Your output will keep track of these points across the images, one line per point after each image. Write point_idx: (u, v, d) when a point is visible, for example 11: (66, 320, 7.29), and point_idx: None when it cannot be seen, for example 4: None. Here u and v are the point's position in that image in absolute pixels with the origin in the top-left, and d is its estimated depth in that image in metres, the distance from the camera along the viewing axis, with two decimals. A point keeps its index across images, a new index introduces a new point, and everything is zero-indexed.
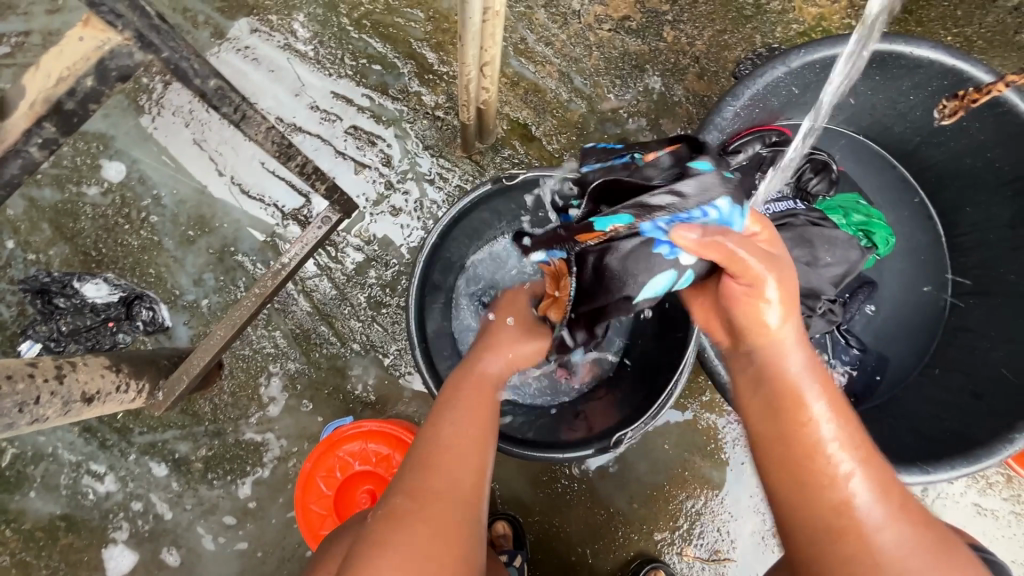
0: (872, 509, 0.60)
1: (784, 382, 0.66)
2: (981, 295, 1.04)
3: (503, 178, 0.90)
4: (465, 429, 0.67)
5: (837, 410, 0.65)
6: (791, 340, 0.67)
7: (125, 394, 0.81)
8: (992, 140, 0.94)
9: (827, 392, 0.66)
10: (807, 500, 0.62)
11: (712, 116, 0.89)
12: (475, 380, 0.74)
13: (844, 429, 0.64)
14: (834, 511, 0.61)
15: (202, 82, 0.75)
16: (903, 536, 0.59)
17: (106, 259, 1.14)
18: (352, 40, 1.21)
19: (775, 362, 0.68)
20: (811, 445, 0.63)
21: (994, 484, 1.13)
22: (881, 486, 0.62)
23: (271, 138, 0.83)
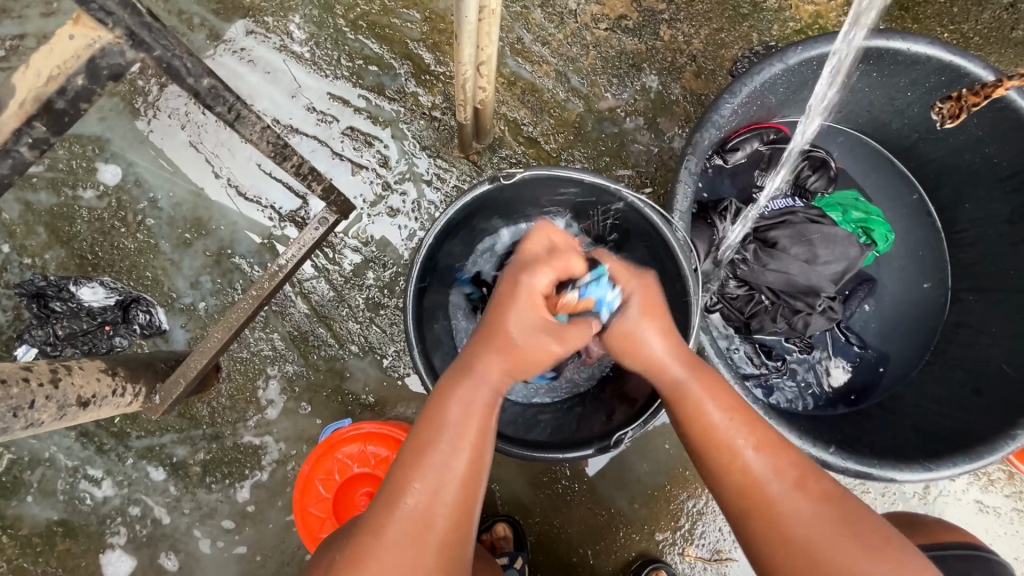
0: (779, 490, 0.62)
1: (669, 392, 0.70)
2: (980, 291, 1.03)
3: (500, 176, 0.88)
4: (450, 456, 0.63)
5: (730, 404, 0.67)
6: (668, 356, 0.70)
7: (120, 398, 0.81)
8: (989, 136, 0.94)
9: (718, 390, 0.68)
10: (724, 498, 0.65)
11: (709, 113, 0.88)
12: (459, 410, 0.65)
13: (738, 422, 0.66)
14: (742, 498, 0.63)
15: (196, 81, 0.75)
16: (812, 515, 0.60)
17: (102, 262, 1.13)
18: (348, 41, 1.21)
19: (665, 377, 0.70)
20: (715, 444, 0.65)
21: (996, 481, 1.12)
22: (786, 467, 0.64)
23: (266, 139, 0.82)
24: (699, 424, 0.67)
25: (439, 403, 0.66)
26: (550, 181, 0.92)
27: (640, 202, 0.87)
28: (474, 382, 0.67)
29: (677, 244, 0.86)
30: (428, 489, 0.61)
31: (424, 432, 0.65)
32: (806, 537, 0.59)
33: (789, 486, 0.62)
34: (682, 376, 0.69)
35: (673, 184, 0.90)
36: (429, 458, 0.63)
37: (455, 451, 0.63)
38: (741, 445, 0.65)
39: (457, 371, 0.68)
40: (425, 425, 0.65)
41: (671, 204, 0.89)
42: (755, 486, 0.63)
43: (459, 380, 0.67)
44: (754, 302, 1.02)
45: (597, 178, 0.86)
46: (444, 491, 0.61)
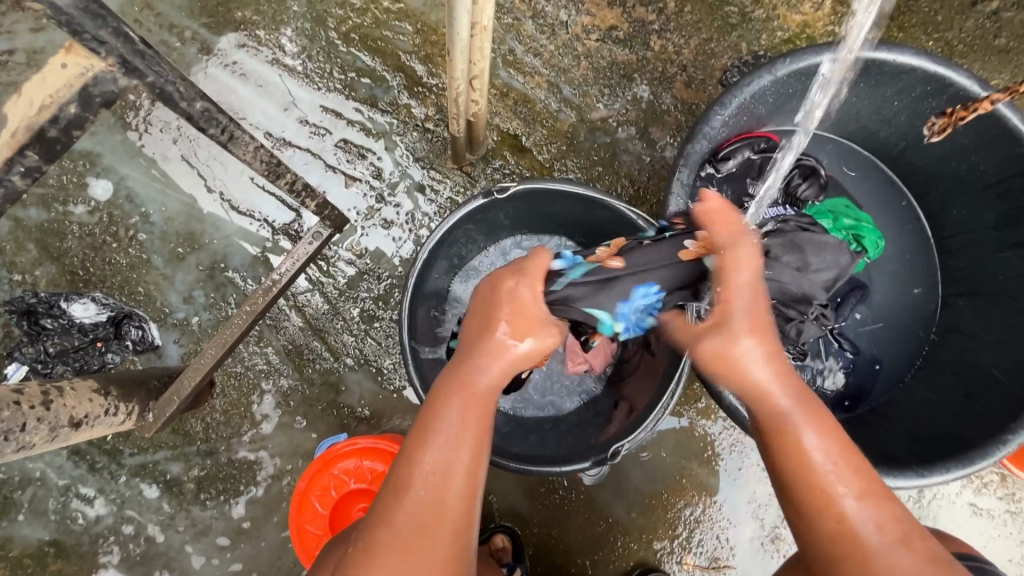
0: (877, 542, 0.57)
1: (769, 418, 0.65)
2: (969, 296, 1.05)
3: (495, 191, 0.89)
4: (453, 441, 0.63)
5: (834, 440, 0.62)
6: (770, 379, 0.65)
7: (113, 417, 0.80)
8: (974, 143, 0.96)
9: (823, 426, 0.63)
10: (814, 540, 0.60)
11: (700, 125, 0.89)
12: (460, 398, 0.65)
13: (841, 460, 0.61)
14: (835, 539, 0.59)
15: (188, 105, 0.73)
16: (914, 573, 0.55)
17: (94, 278, 1.12)
18: (341, 54, 1.21)
19: (765, 399, 0.65)
20: (818, 483, 0.60)
21: (989, 484, 1.13)
22: (891, 520, 0.59)
23: (261, 158, 0.81)
24: (798, 453, 0.62)
25: (441, 389, 0.67)
26: (543, 194, 0.93)
27: (633, 214, 0.89)
28: (475, 369, 0.67)
29: None
30: (433, 481, 0.61)
31: (428, 419, 0.64)
32: None
33: (893, 542, 0.57)
34: (784, 403, 0.64)
35: (666, 196, 0.91)
36: (431, 444, 0.63)
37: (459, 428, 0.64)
38: (845, 494, 0.59)
39: (459, 361, 0.69)
40: (432, 411, 0.65)
41: (664, 215, 0.90)
42: (855, 535, 0.58)
43: (460, 369, 0.67)
44: None
45: (591, 191, 0.88)
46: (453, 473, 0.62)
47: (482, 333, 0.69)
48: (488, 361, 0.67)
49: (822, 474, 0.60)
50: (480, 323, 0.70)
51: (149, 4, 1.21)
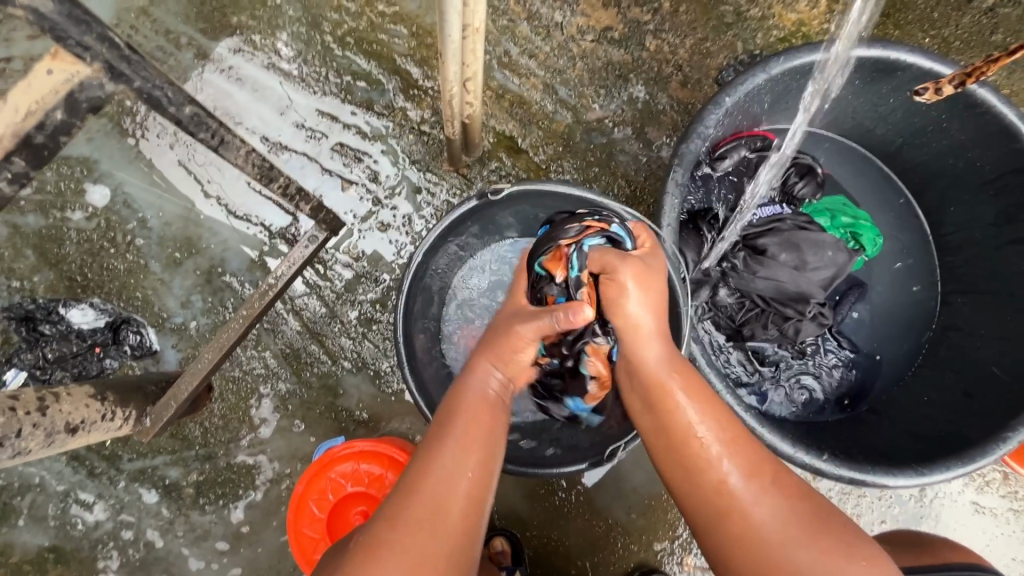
0: (743, 484, 0.64)
1: (649, 384, 0.70)
2: (967, 293, 1.04)
3: (488, 193, 0.90)
4: (462, 451, 0.65)
5: (701, 400, 0.69)
6: (652, 335, 0.72)
7: (111, 423, 0.80)
8: (971, 140, 0.95)
9: (693, 387, 0.70)
10: (693, 494, 0.66)
11: (695, 124, 0.89)
12: (467, 406, 0.70)
13: (709, 415, 0.68)
14: (709, 488, 0.65)
15: (177, 109, 0.76)
16: (777, 509, 0.62)
17: (92, 283, 1.12)
18: (337, 58, 1.21)
19: (640, 364, 0.72)
20: (682, 438, 0.68)
21: (992, 482, 1.13)
22: (750, 461, 0.66)
23: (252, 162, 0.82)
24: (672, 415, 0.69)
25: (448, 407, 0.70)
26: (538, 196, 0.93)
27: (627, 216, 0.88)
28: (478, 380, 0.73)
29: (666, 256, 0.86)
30: (445, 470, 0.63)
31: (435, 430, 0.68)
32: (767, 526, 0.61)
33: (757, 486, 0.64)
34: (659, 368, 0.71)
35: (661, 196, 0.90)
36: (440, 445, 0.66)
37: (469, 440, 0.66)
38: (713, 447, 0.66)
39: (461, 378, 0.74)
40: (443, 425, 0.68)
41: (659, 215, 0.90)
42: (725, 484, 0.64)
43: (464, 383, 0.72)
44: (745, 309, 1.02)
45: (585, 192, 0.88)
46: (463, 481, 0.63)
47: (488, 345, 0.75)
48: (486, 371, 0.73)
49: (694, 432, 0.67)
50: (489, 338, 0.76)
51: (145, 11, 1.21)
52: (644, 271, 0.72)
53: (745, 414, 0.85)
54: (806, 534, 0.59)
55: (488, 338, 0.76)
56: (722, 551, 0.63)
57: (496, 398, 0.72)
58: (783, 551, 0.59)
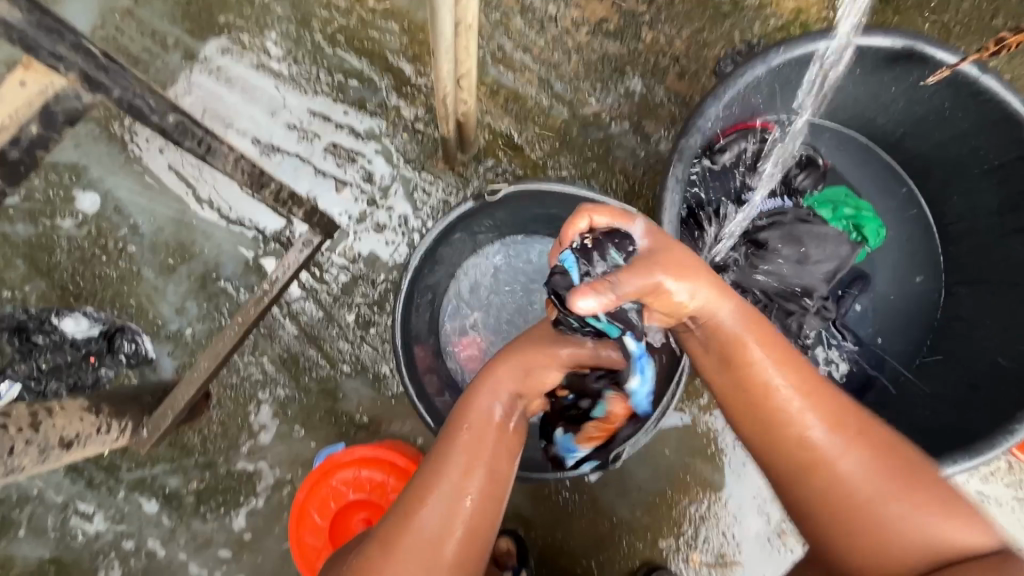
0: (833, 444, 0.60)
1: (726, 340, 0.64)
2: (971, 283, 1.03)
3: (485, 194, 0.90)
4: (460, 479, 0.62)
5: (780, 355, 0.63)
6: (712, 301, 0.63)
7: (106, 435, 0.79)
8: (975, 129, 0.94)
9: (769, 340, 0.64)
10: (782, 455, 0.62)
11: (694, 118, 0.87)
12: (473, 428, 0.65)
13: (788, 369, 0.63)
14: (795, 448, 0.61)
15: (160, 119, 0.73)
16: (867, 466, 0.59)
17: (85, 292, 1.11)
18: (327, 56, 1.19)
19: (711, 325, 0.65)
20: (761, 396, 0.62)
21: (997, 471, 1.12)
22: (835, 417, 0.61)
23: (241, 169, 0.80)
24: (752, 375, 0.63)
25: (453, 422, 0.67)
26: (535, 196, 0.92)
27: None
28: (485, 400, 0.68)
29: None
30: (443, 506, 0.60)
31: (438, 451, 0.65)
32: (856, 488, 0.59)
33: (842, 440, 0.60)
34: (733, 330, 0.64)
35: (661, 192, 0.88)
36: (443, 474, 0.62)
37: (466, 467, 0.63)
38: (801, 407, 0.61)
39: (471, 391, 0.69)
40: (440, 447, 0.65)
41: (660, 213, 0.88)
42: (819, 444, 0.60)
43: (473, 400, 0.68)
44: (748, 304, 1.00)
45: (585, 192, 0.87)
46: (459, 522, 0.60)
47: (499, 363, 0.70)
48: (497, 389, 0.68)
49: (776, 392, 0.62)
50: (513, 348, 0.73)
51: (130, 12, 1.19)
52: (678, 262, 0.63)
53: None
54: (911, 485, 0.59)
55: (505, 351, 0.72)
56: (824, 513, 0.61)
57: (505, 418, 0.68)
58: (895, 508, 0.58)
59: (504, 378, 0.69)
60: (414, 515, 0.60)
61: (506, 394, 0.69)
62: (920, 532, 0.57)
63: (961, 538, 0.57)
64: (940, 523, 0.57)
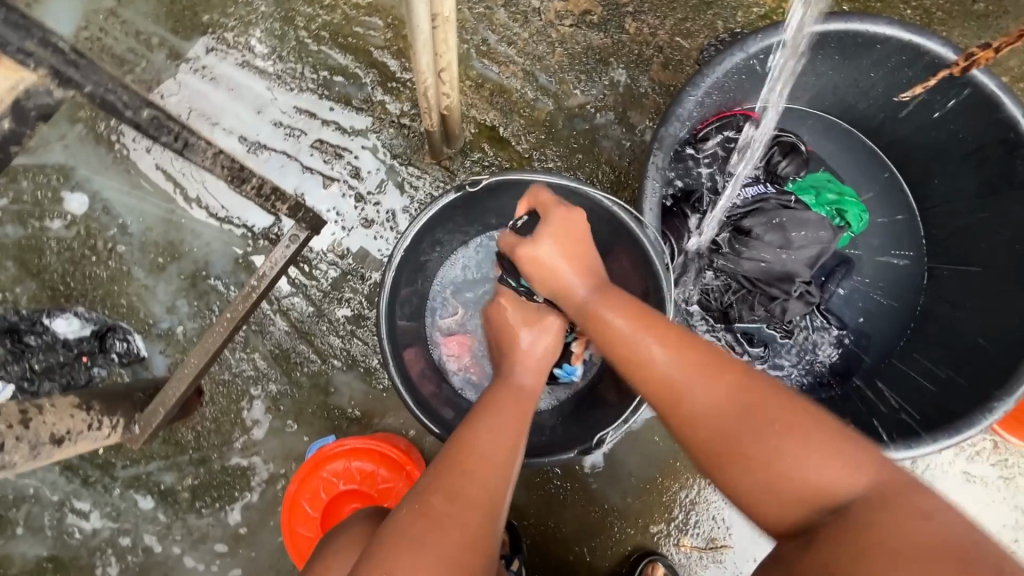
0: (689, 388, 0.64)
1: (581, 307, 0.74)
2: (953, 266, 1.04)
3: (466, 184, 0.88)
4: (502, 440, 0.68)
5: (631, 314, 0.71)
6: (566, 269, 0.76)
7: (97, 431, 0.79)
8: (953, 111, 0.95)
9: (618, 302, 0.72)
10: (653, 409, 0.68)
11: (674, 106, 0.88)
12: (510, 400, 0.74)
13: (639, 325, 0.69)
14: (659, 396, 0.66)
15: (134, 113, 0.77)
16: (726, 407, 0.62)
17: (75, 292, 1.11)
18: (312, 53, 1.19)
19: (575, 303, 0.75)
20: (620, 350, 0.69)
21: (982, 451, 1.14)
22: (689, 363, 0.65)
23: (220, 164, 0.82)
24: (607, 333, 0.70)
25: (488, 397, 0.75)
26: (518, 186, 0.93)
27: (609, 202, 0.87)
28: (517, 378, 0.78)
29: (649, 242, 0.87)
30: (495, 454, 0.66)
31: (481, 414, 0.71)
32: (718, 428, 0.62)
33: (697, 383, 0.64)
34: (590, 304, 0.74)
35: (642, 181, 0.90)
36: (487, 429, 0.69)
37: (510, 430, 0.70)
38: (657, 361, 0.66)
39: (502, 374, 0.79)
40: (482, 415, 0.71)
41: (641, 201, 0.89)
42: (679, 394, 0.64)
43: (507, 379, 0.78)
44: (731, 291, 1.03)
45: (566, 181, 0.86)
46: (504, 470, 0.66)
47: (514, 345, 0.81)
48: (524, 369, 0.79)
49: (632, 352, 0.68)
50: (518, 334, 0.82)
51: (114, 12, 1.19)
52: (562, 231, 0.77)
53: None
54: (769, 425, 0.60)
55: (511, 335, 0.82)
56: (704, 462, 0.64)
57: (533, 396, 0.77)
58: (757, 446, 0.60)
59: (530, 358, 0.80)
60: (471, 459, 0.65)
61: (534, 375, 0.79)
62: (787, 473, 0.58)
63: (828, 478, 0.57)
64: (801, 461, 0.58)
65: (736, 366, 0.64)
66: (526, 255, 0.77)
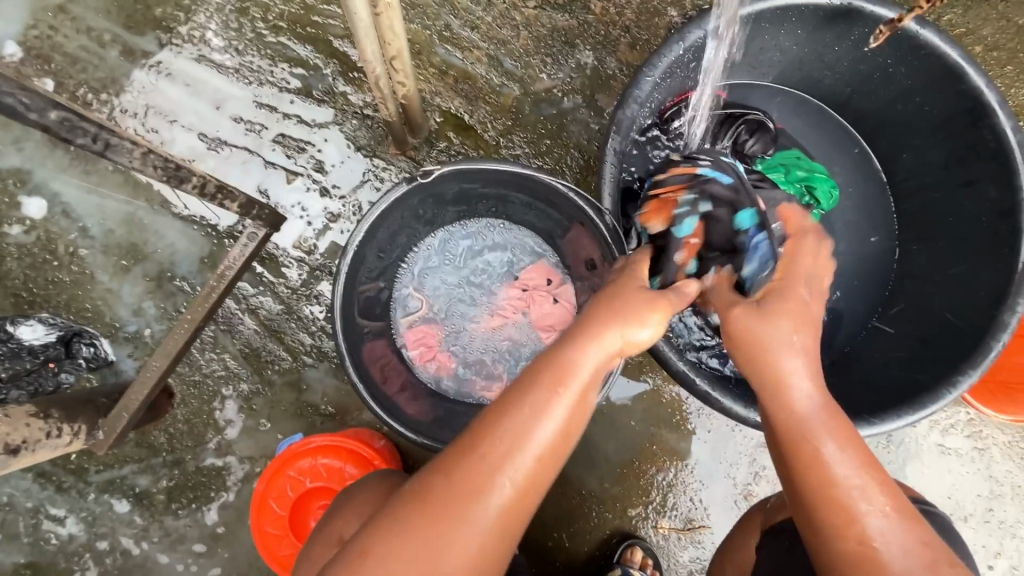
0: (897, 556, 0.58)
1: (786, 422, 0.64)
2: (923, 240, 1.04)
3: (417, 176, 0.83)
4: (533, 432, 0.57)
5: (856, 452, 0.62)
6: (801, 375, 0.64)
7: (58, 440, 0.78)
8: (919, 84, 0.94)
9: (849, 440, 0.62)
10: (832, 552, 0.61)
11: (631, 88, 0.86)
12: (574, 383, 0.59)
13: (864, 474, 0.61)
14: (855, 557, 0.59)
15: (39, 116, 0.67)
16: None
17: (39, 298, 1.10)
18: (270, 45, 1.16)
19: (793, 406, 0.64)
20: (840, 501, 0.60)
21: (956, 424, 1.14)
22: (910, 534, 0.59)
23: (151, 163, 0.76)
24: (824, 475, 0.61)
25: (532, 369, 0.61)
26: (475, 174, 0.90)
27: (564, 187, 0.85)
28: (578, 351, 0.60)
29: (606, 229, 0.85)
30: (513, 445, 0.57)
31: (516, 393, 0.59)
32: None
33: (920, 561, 0.58)
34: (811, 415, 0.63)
35: (600, 164, 0.87)
36: (518, 418, 0.58)
37: (554, 424, 0.58)
38: (866, 505, 0.60)
39: (569, 337, 0.62)
40: (511, 394, 0.60)
41: (599, 185, 0.87)
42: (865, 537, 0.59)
43: (579, 347, 0.60)
44: None
45: (522, 168, 0.85)
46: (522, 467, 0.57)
47: (615, 305, 0.63)
48: (594, 342, 0.61)
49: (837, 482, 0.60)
50: (611, 299, 0.64)
51: (63, 9, 1.16)
52: (805, 316, 0.66)
53: (696, 379, 0.84)
54: None
55: (612, 311, 0.63)
56: None
57: (591, 375, 0.60)
58: None
59: (612, 329, 0.61)
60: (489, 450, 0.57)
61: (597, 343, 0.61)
62: None
63: None
64: None
65: (944, 550, 0.60)
66: (740, 322, 0.66)
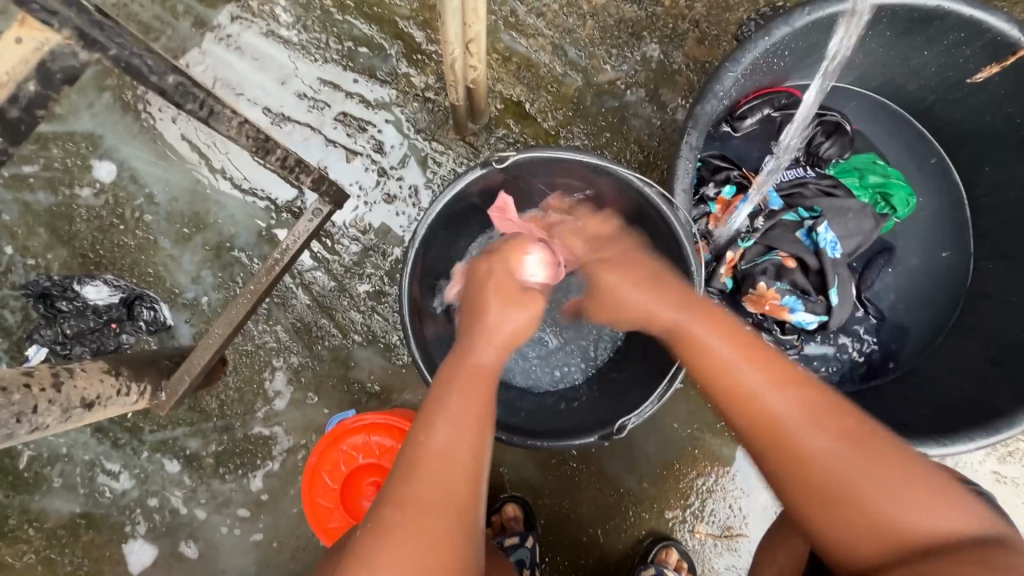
0: (802, 429, 0.63)
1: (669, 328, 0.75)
2: (1000, 259, 0.99)
3: (493, 161, 0.85)
4: (450, 433, 0.64)
5: (739, 343, 0.69)
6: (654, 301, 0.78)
7: (125, 397, 0.81)
8: (1013, 95, 0.89)
9: (722, 328, 0.72)
10: (748, 434, 0.66)
11: (711, 83, 0.84)
12: (463, 375, 0.71)
13: (751, 357, 0.68)
14: (760, 435, 0.64)
15: (159, 80, 0.72)
16: (854, 459, 0.60)
17: (104, 260, 1.13)
18: (336, 22, 1.17)
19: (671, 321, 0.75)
20: (723, 380, 0.68)
21: (1015, 452, 1.10)
22: (807, 403, 0.64)
23: (246, 134, 0.79)
24: (709, 361, 0.69)
25: (442, 377, 0.71)
26: (545, 164, 0.89)
27: (639, 181, 0.84)
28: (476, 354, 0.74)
29: (678, 223, 0.83)
30: (456, 444, 0.64)
31: (429, 411, 0.67)
32: (836, 479, 0.60)
33: (822, 426, 0.62)
34: (744, 367, 0.67)
35: (674, 160, 0.86)
36: (440, 412, 0.66)
37: (461, 406, 0.67)
38: (755, 381, 0.66)
39: (459, 350, 0.76)
40: (426, 415, 0.66)
41: (673, 181, 0.86)
42: (834, 471, 0.60)
43: (465, 352, 0.75)
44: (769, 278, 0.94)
45: (595, 158, 0.84)
46: (464, 445, 0.64)
47: (482, 321, 0.78)
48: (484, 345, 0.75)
49: (785, 420, 0.63)
50: (485, 314, 0.79)
51: None
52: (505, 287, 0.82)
53: None
54: (902, 490, 0.58)
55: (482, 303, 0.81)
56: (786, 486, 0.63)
57: (493, 367, 0.74)
58: (873, 497, 0.59)
59: (485, 340, 0.77)
60: (419, 461, 0.62)
61: (495, 346, 0.76)
62: (884, 514, 0.58)
63: (932, 524, 0.57)
64: (910, 508, 0.58)
65: (851, 411, 0.64)
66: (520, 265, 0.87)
